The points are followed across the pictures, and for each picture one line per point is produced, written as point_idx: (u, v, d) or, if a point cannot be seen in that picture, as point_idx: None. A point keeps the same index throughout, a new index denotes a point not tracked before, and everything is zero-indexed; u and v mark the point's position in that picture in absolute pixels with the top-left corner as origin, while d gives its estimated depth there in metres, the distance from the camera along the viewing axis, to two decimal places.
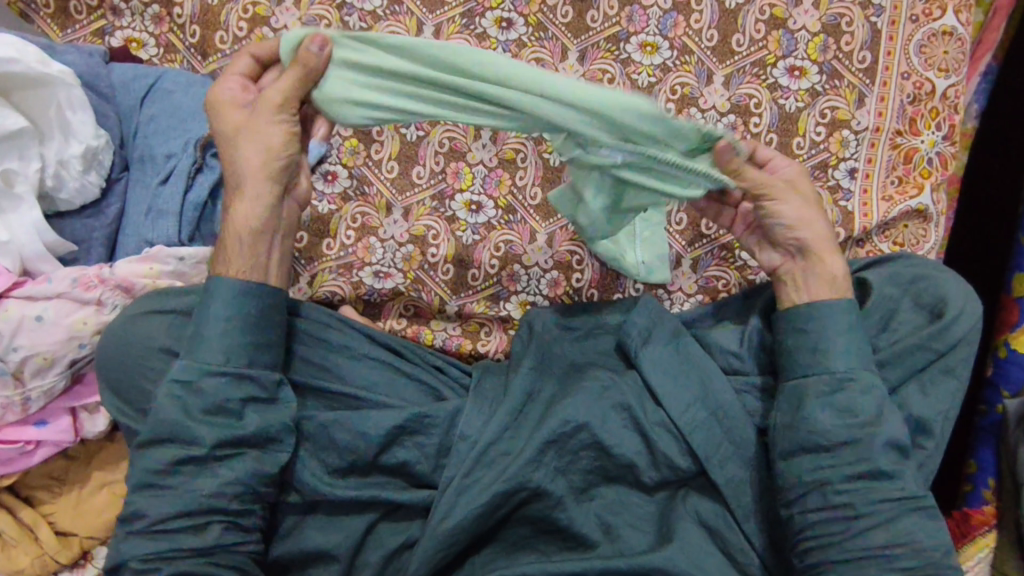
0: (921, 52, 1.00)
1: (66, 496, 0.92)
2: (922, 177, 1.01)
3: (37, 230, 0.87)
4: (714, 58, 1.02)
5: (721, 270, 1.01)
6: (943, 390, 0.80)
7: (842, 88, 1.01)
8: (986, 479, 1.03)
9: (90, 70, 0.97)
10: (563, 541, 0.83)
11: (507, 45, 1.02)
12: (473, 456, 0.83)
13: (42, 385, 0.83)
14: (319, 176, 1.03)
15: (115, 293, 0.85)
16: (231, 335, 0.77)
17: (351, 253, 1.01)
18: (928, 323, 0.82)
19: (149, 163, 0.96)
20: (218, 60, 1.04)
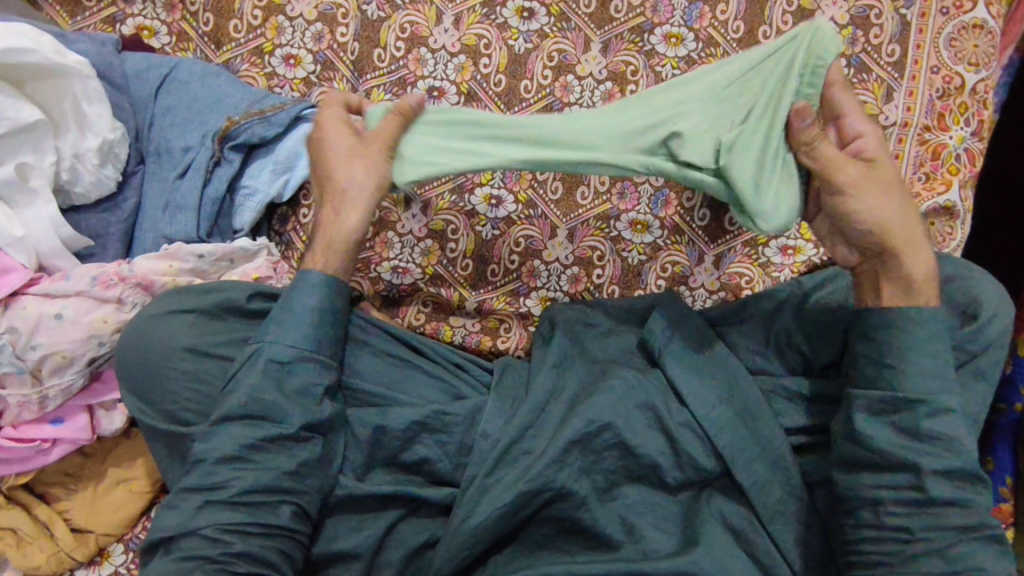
0: (952, 45, 0.98)
1: (82, 494, 0.91)
2: (950, 173, 0.99)
3: (53, 224, 0.85)
4: (740, 50, 1.00)
5: (744, 267, 0.99)
6: (974, 392, 0.79)
7: (870, 82, 0.99)
8: (1004, 477, 1.02)
9: (103, 59, 0.94)
10: (586, 540, 0.82)
11: (529, 36, 1.00)
12: (495, 455, 0.82)
13: (60, 383, 0.82)
14: None
15: (134, 291, 0.83)
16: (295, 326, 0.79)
17: (369, 247, 1.00)
18: (961, 325, 0.81)
19: (166, 157, 0.94)
20: (233, 49, 1.02)
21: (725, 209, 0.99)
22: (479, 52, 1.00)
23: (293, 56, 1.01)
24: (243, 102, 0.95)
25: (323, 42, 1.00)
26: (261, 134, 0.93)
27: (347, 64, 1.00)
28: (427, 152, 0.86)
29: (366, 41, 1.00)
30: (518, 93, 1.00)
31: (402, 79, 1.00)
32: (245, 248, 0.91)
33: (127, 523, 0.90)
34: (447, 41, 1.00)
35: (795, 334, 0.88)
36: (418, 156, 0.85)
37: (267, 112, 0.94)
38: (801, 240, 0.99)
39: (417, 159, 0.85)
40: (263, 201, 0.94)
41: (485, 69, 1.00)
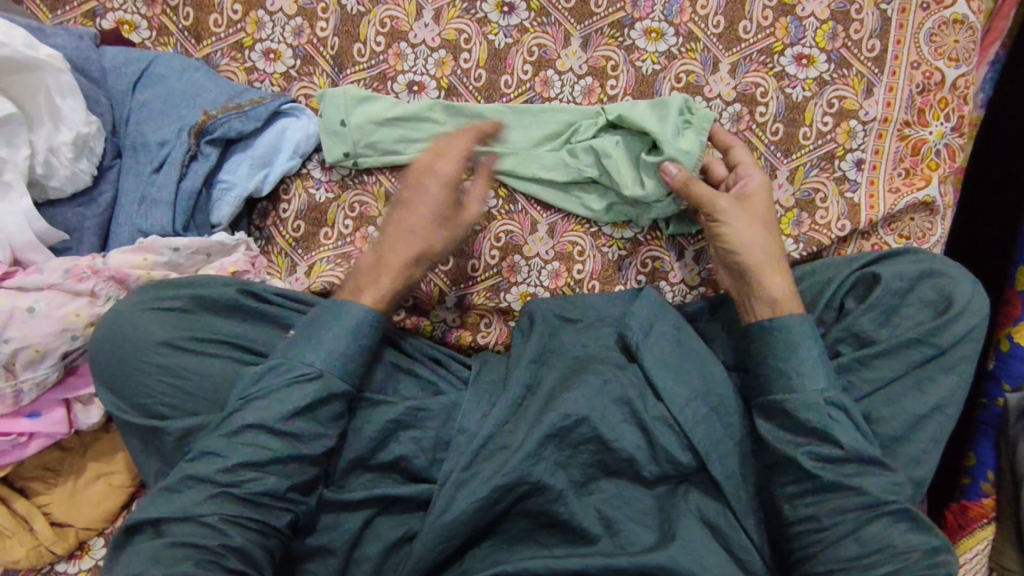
0: (932, 41, 0.98)
1: (61, 488, 0.91)
2: (929, 169, 0.99)
3: (27, 218, 0.85)
4: (720, 45, 1.00)
5: None
6: (942, 386, 0.79)
7: (849, 77, 0.99)
8: (985, 472, 1.01)
9: (80, 53, 0.94)
10: (563, 534, 0.83)
11: (509, 30, 1.00)
12: (471, 450, 0.82)
13: (34, 377, 0.82)
14: (315, 163, 1.00)
15: (108, 284, 0.84)
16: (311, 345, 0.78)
17: (349, 242, 0.98)
18: (934, 318, 0.81)
19: (143, 152, 0.94)
20: (213, 44, 1.02)
21: None
22: (459, 47, 1.00)
23: (274, 51, 1.01)
24: (220, 97, 0.95)
25: (302, 37, 1.00)
26: (239, 128, 0.94)
27: (327, 59, 1.00)
28: (348, 123, 0.97)
29: (346, 36, 1.00)
30: (498, 87, 1.00)
31: (382, 74, 1.00)
32: (223, 243, 0.91)
33: (108, 517, 0.90)
34: (427, 36, 1.00)
35: None
36: (343, 128, 0.97)
37: (244, 106, 0.95)
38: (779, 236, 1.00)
39: (341, 129, 0.97)
40: (240, 195, 0.95)
41: (465, 64, 1.00)
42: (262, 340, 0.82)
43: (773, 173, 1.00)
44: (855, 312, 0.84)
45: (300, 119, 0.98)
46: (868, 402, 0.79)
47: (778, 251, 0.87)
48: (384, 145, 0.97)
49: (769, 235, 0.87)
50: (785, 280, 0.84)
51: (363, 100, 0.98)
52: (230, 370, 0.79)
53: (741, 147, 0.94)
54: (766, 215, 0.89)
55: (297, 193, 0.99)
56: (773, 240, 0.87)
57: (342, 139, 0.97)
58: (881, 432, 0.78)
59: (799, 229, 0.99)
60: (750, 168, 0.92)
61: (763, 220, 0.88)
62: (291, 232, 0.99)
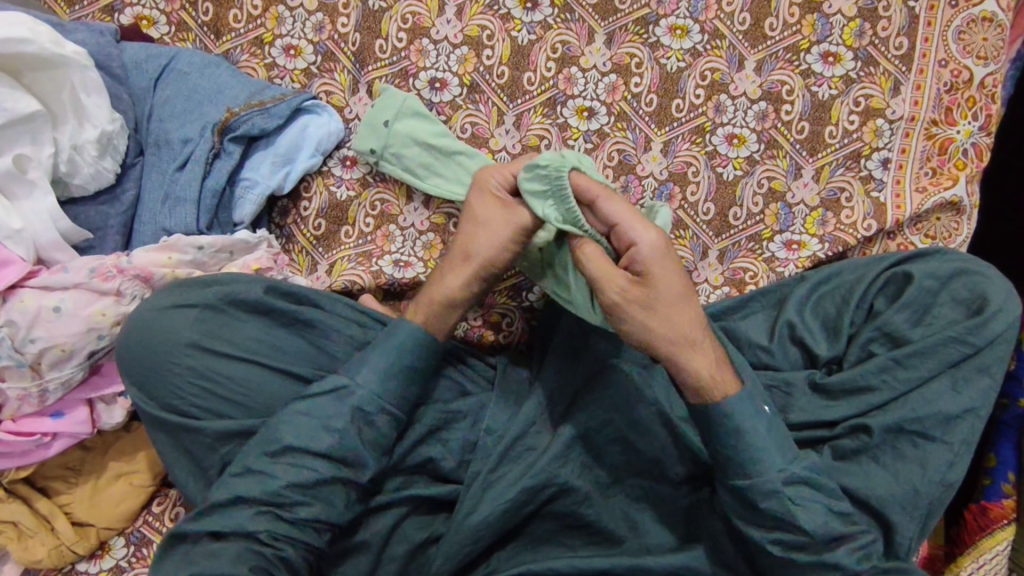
0: (960, 39, 0.97)
1: (83, 488, 0.90)
2: (956, 169, 0.98)
3: (52, 217, 0.84)
4: (746, 42, 0.99)
5: (748, 262, 0.99)
6: (976, 388, 0.78)
7: (876, 76, 0.98)
8: (1006, 473, 0.99)
9: (101, 49, 0.93)
10: (588, 536, 0.82)
11: (532, 27, 0.99)
12: (499, 451, 0.81)
13: (60, 376, 0.81)
14: (336, 161, 0.99)
15: (134, 283, 0.83)
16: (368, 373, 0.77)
17: (370, 240, 0.98)
18: (967, 318, 0.80)
19: (166, 149, 0.93)
20: (233, 40, 1.01)
21: (732, 203, 0.99)
22: (481, 44, 0.99)
23: (294, 47, 1.00)
24: (242, 94, 0.94)
25: (323, 33, 0.99)
26: (261, 126, 0.94)
27: (349, 55, 0.99)
28: (392, 127, 0.96)
29: (368, 33, 0.99)
30: (521, 84, 0.99)
31: (404, 70, 0.99)
32: (245, 240, 0.90)
33: (129, 516, 0.90)
34: (450, 32, 0.99)
35: (799, 328, 0.87)
36: (386, 129, 0.96)
37: (267, 103, 0.94)
38: (805, 235, 0.99)
39: (383, 130, 0.96)
40: (263, 193, 0.94)
41: (488, 60, 0.99)
42: (289, 340, 0.81)
43: (798, 172, 0.99)
44: (889, 311, 0.83)
45: (321, 116, 0.98)
46: (900, 404, 0.78)
47: (694, 323, 0.75)
48: (411, 164, 0.96)
49: (682, 306, 0.75)
50: (706, 356, 0.75)
51: (419, 115, 0.97)
52: (260, 372, 0.79)
53: (612, 204, 0.78)
54: (675, 281, 0.75)
55: (318, 191, 0.98)
56: (689, 308, 0.75)
57: (379, 137, 0.96)
58: (915, 434, 0.77)
59: (824, 229, 0.99)
60: (631, 227, 0.76)
61: (666, 295, 0.74)
62: (312, 231, 0.98)
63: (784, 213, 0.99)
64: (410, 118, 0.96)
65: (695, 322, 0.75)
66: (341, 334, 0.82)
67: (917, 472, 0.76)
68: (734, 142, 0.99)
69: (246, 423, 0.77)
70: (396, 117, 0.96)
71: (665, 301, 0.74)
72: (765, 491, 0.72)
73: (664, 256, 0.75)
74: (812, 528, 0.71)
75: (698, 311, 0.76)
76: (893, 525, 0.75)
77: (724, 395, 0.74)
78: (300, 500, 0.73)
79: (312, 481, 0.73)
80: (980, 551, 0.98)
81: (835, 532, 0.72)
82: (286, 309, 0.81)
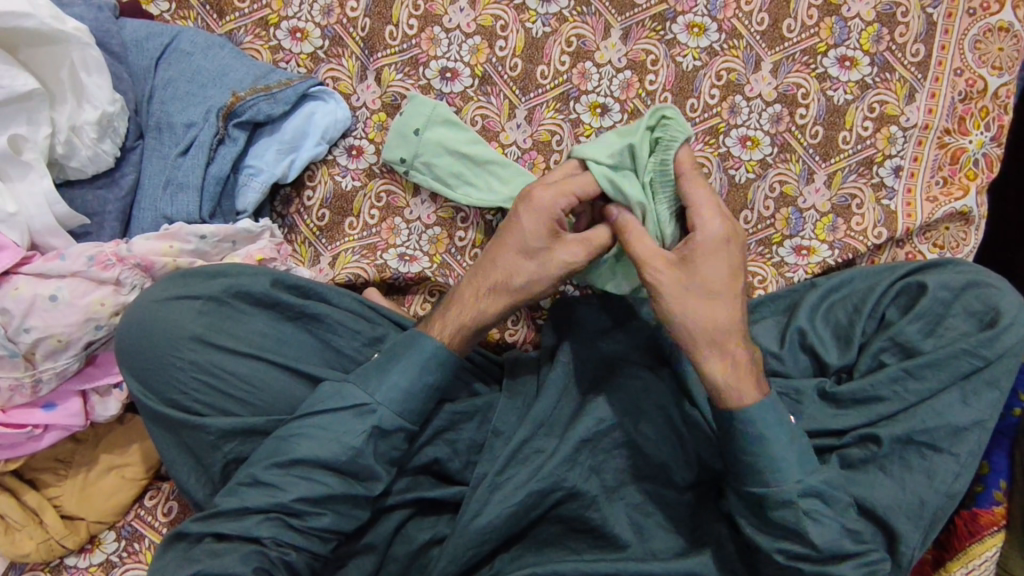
0: (976, 48, 0.97)
1: (73, 480, 0.88)
2: (967, 178, 0.98)
3: (47, 201, 0.81)
4: (763, 43, 0.97)
5: (757, 266, 0.99)
6: (985, 401, 0.78)
7: (892, 82, 0.97)
8: (998, 480, 0.90)
9: (100, 25, 0.90)
10: (593, 540, 0.81)
11: (547, 19, 0.97)
12: (508, 453, 0.80)
13: (54, 367, 0.78)
14: (342, 150, 0.96)
15: (133, 272, 0.81)
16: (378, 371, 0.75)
17: (374, 233, 0.95)
18: (979, 331, 0.80)
19: (167, 132, 0.89)
20: (237, 20, 0.97)
21: (743, 206, 0.98)
22: (495, 34, 0.96)
23: (300, 30, 0.96)
24: (247, 78, 0.91)
25: (332, 16, 0.96)
26: (267, 112, 0.91)
27: (357, 41, 0.96)
28: (422, 137, 0.93)
29: (378, 18, 0.96)
30: (534, 78, 0.97)
31: (414, 59, 0.96)
32: (248, 230, 0.87)
33: (120, 509, 0.87)
34: (462, 21, 0.96)
35: (810, 335, 0.86)
36: (416, 138, 0.93)
37: (273, 88, 0.91)
38: (814, 241, 0.98)
39: (412, 139, 0.93)
40: (267, 181, 0.91)
41: (501, 52, 0.96)
42: (294, 335, 0.79)
43: (811, 176, 0.98)
44: (902, 321, 0.83)
45: (328, 103, 0.95)
46: (908, 414, 0.79)
47: (728, 317, 0.75)
48: (443, 173, 0.94)
49: (720, 302, 0.75)
50: (727, 360, 0.74)
51: (448, 123, 0.94)
52: (265, 368, 0.76)
53: (694, 191, 0.79)
54: (726, 275, 0.76)
55: (322, 180, 0.96)
56: (731, 306, 0.75)
57: (408, 145, 0.93)
58: (923, 445, 0.77)
59: (834, 235, 0.98)
60: (700, 215, 0.77)
61: (709, 283, 0.75)
62: (315, 221, 0.96)
63: (795, 218, 0.98)
64: (439, 129, 0.94)
65: (732, 322, 0.75)
66: (346, 328, 0.80)
67: (923, 482, 0.76)
68: (747, 145, 0.98)
69: (250, 420, 0.75)
70: (426, 126, 0.94)
71: (704, 288, 0.75)
72: (786, 504, 0.71)
73: (723, 251, 0.76)
74: (825, 546, 0.70)
75: (737, 308, 0.76)
76: (898, 535, 0.75)
77: (741, 404, 0.73)
78: (309, 506, 0.71)
79: (319, 478, 0.72)
80: (966, 558, 0.90)
81: (846, 552, 0.71)
82: (292, 303, 0.78)
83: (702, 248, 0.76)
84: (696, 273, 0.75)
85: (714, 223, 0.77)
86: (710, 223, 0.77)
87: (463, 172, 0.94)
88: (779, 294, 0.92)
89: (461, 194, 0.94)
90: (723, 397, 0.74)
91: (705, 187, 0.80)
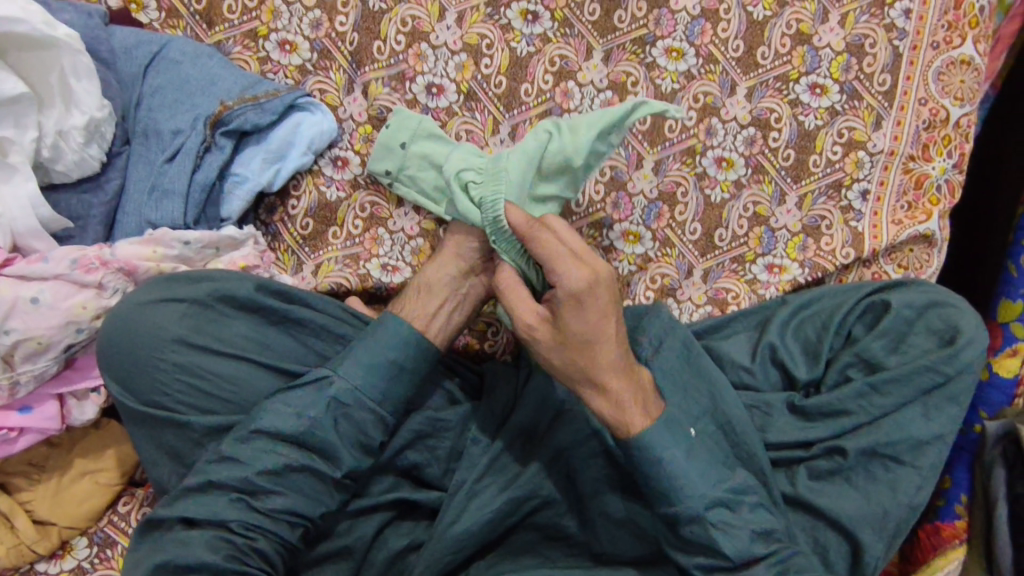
0: (939, 79, 1.02)
1: (46, 484, 0.87)
2: (931, 204, 1.02)
3: (32, 204, 0.81)
4: (739, 69, 1.01)
5: (731, 283, 1.02)
6: (945, 415, 0.82)
7: (860, 109, 1.02)
8: (959, 495, 0.95)
9: (90, 32, 0.91)
10: (568, 548, 0.82)
11: (532, 39, 0.99)
12: (486, 460, 0.82)
13: (33, 369, 0.78)
14: (328, 160, 0.97)
15: (117, 276, 0.81)
16: (359, 378, 0.76)
17: (358, 243, 0.97)
18: (940, 347, 0.83)
19: (155, 139, 0.90)
20: (226, 31, 0.98)
21: (718, 224, 1.02)
22: (480, 52, 0.99)
23: (289, 42, 0.98)
24: (235, 88, 0.92)
25: (321, 30, 0.98)
26: (254, 121, 0.92)
27: (346, 55, 0.98)
28: (408, 149, 0.94)
29: (366, 33, 0.98)
30: (518, 95, 0.99)
31: (400, 74, 0.98)
32: (232, 236, 0.88)
33: (93, 516, 0.87)
34: (449, 39, 0.98)
35: (781, 350, 0.89)
36: (402, 150, 0.94)
37: (261, 98, 0.92)
38: (786, 259, 1.02)
39: (398, 152, 0.94)
40: (252, 190, 0.92)
41: (486, 69, 0.99)
42: (277, 339, 0.80)
43: (783, 198, 1.02)
44: (866, 338, 0.86)
45: (314, 114, 0.96)
46: (873, 428, 0.82)
47: (609, 360, 0.74)
48: (426, 187, 0.95)
49: (597, 346, 0.74)
50: (610, 398, 0.74)
51: (433, 136, 0.96)
52: (247, 371, 0.77)
53: (541, 248, 0.76)
54: (595, 323, 0.73)
55: (307, 190, 0.97)
56: (607, 347, 0.74)
57: (395, 158, 0.94)
58: (886, 457, 0.81)
59: (804, 254, 1.02)
60: (555, 269, 0.74)
61: (581, 332, 0.73)
62: (299, 230, 0.97)
63: (768, 237, 1.02)
64: (424, 142, 0.95)
65: (612, 361, 0.74)
66: (330, 333, 0.82)
67: (887, 494, 0.79)
68: (722, 165, 1.02)
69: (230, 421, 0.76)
70: (410, 138, 0.95)
71: (574, 341, 0.74)
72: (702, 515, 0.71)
73: (586, 300, 0.73)
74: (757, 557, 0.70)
75: (614, 348, 0.74)
76: (863, 546, 0.78)
77: (627, 433, 0.73)
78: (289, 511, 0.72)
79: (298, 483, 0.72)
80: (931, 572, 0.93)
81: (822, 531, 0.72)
82: (276, 307, 0.79)
83: (577, 298, 0.73)
84: (570, 323, 0.73)
85: (573, 273, 0.73)
86: (574, 272, 0.73)
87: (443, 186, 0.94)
88: (747, 311, 0.95)
89: (443, 206, 0.94)
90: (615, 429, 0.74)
91: (551, 239, 0.76)
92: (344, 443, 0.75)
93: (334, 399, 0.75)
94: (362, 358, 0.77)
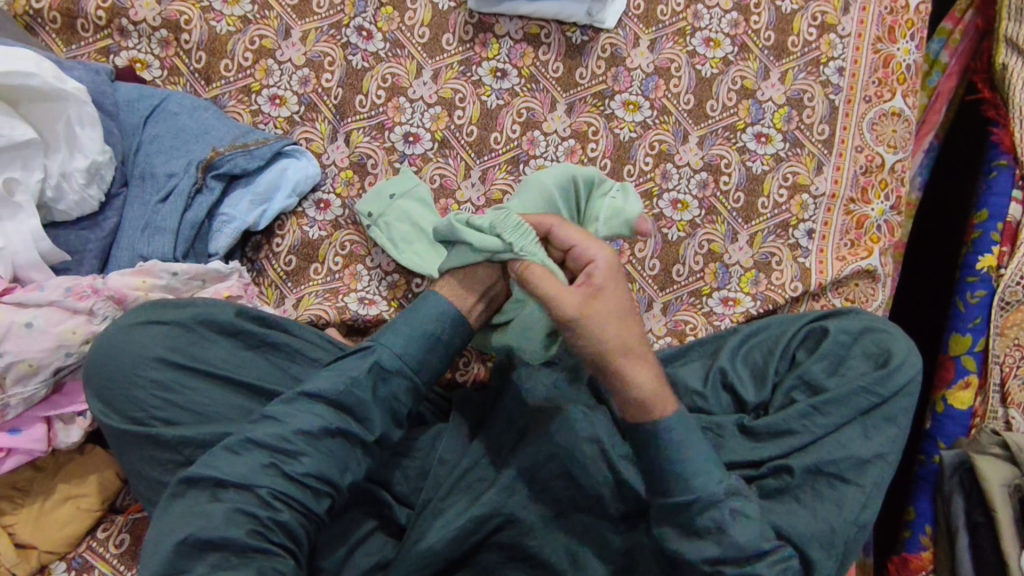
0: (873, 129, 1.11)
1: (28, 508, 0.90)
2: (872, 242, 1.10)
3: (33, 238, 0.89)
4: (690, 119, 1.11)
5: (689, 315, 1.08)
6: (884, 435, 0.87)
7: (803, 156, 1.11)
8: (923, 526, 1.09)
9: (95, 86, 1.00)
10: (530, 567, 0.85)
11: (501, 93, 1.09)
12: (451, 481, 0.87)
13: (23, 392, 0.84)
14: (311, 203, 1.05)
15: (107, 304, 0.87)
16: None
17: (338, 279, 1.04)
18: (875, 370, 0.90)
19: (150, 182, 0.99)
20: (222, 86, 1.08)
21: (675, 261, 1.09)
22: (454, 105, 1.08)
23: (279, 97, 1.07)
24: (227, 135, 1.01)
25: (308, 86, 1.07)
26: (243, 165, 1.00)
27: (330, 107, 1.07)
28: (395, 200, 1.03)
29: (349, 88, 1.07)
30: (488, 143, 1.08)
31: (380, 124, 1.07)
32: (218, 270, 0.95)
33: (73, 540, 0.90)
34: (425, 93, 1.08)
35: (730, 374, 0.95)
36: (389, 200, 1.03)
37: (250, 145, 1.01)
38: (739, 293, 1.09)
39: (386, 201, 1.03)
40: (239, 228, 1.00)
41: (459, 120, 1.08)
42: (253, 362, 0.85)
43: (735, 236, 1.10)
44: (808, 362, 0.92)
45: (299, 160, 1.04)
46: (817, 447, 0.87)
47: (636, 337, 0.77)
48: (393, 232, 1.02)
49: (631, 320, 0.77)
50: (645, 373, 0.77)
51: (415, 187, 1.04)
52: (223, 390, 0.82)
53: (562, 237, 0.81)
54: (627, 296, 0.78)
55: (291, 230, 1.04)
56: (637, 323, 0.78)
57: (382, 203, 1.03)
58: (832, 475, 0.85)
59: (757, 288, 1.09)
60: (591, 248, 0.80)
61: (618, 308, 0.77)
62: (282, 266, 1.03)
63: (722, 273, 1.09)
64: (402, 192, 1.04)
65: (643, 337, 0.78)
66: (304, 357, 0.87)
67: (834, 511, 0.83)
68: (678, 207, 1.10)
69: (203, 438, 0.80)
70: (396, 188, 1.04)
71: (617, 312, 0.76)
72: None
73: (618, 276, 0.79)
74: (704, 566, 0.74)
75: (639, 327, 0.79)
76: (812, 561, 0.81)
77: (655, 419, 0.77)
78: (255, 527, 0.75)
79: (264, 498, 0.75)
80: None
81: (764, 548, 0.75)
82: (254, 331, 0.86)
83: (609, 274, 0.78)
84: (608, 298, 0.77)
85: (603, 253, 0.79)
86: (600, 252, 0.79)
87: (402, 235, 1.02)
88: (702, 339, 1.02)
89: (403, 252, 1.02)
90: (654, 411, 0.77)
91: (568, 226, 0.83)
92: (338, 462, 0.77)
93: (332, 417, 0.78)
94: (331, 374, 0.80)
